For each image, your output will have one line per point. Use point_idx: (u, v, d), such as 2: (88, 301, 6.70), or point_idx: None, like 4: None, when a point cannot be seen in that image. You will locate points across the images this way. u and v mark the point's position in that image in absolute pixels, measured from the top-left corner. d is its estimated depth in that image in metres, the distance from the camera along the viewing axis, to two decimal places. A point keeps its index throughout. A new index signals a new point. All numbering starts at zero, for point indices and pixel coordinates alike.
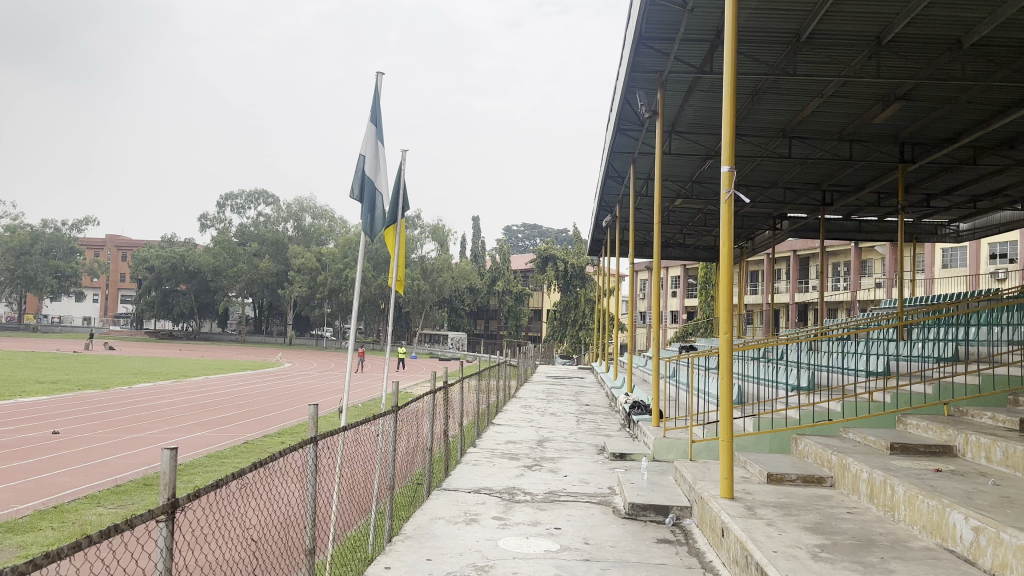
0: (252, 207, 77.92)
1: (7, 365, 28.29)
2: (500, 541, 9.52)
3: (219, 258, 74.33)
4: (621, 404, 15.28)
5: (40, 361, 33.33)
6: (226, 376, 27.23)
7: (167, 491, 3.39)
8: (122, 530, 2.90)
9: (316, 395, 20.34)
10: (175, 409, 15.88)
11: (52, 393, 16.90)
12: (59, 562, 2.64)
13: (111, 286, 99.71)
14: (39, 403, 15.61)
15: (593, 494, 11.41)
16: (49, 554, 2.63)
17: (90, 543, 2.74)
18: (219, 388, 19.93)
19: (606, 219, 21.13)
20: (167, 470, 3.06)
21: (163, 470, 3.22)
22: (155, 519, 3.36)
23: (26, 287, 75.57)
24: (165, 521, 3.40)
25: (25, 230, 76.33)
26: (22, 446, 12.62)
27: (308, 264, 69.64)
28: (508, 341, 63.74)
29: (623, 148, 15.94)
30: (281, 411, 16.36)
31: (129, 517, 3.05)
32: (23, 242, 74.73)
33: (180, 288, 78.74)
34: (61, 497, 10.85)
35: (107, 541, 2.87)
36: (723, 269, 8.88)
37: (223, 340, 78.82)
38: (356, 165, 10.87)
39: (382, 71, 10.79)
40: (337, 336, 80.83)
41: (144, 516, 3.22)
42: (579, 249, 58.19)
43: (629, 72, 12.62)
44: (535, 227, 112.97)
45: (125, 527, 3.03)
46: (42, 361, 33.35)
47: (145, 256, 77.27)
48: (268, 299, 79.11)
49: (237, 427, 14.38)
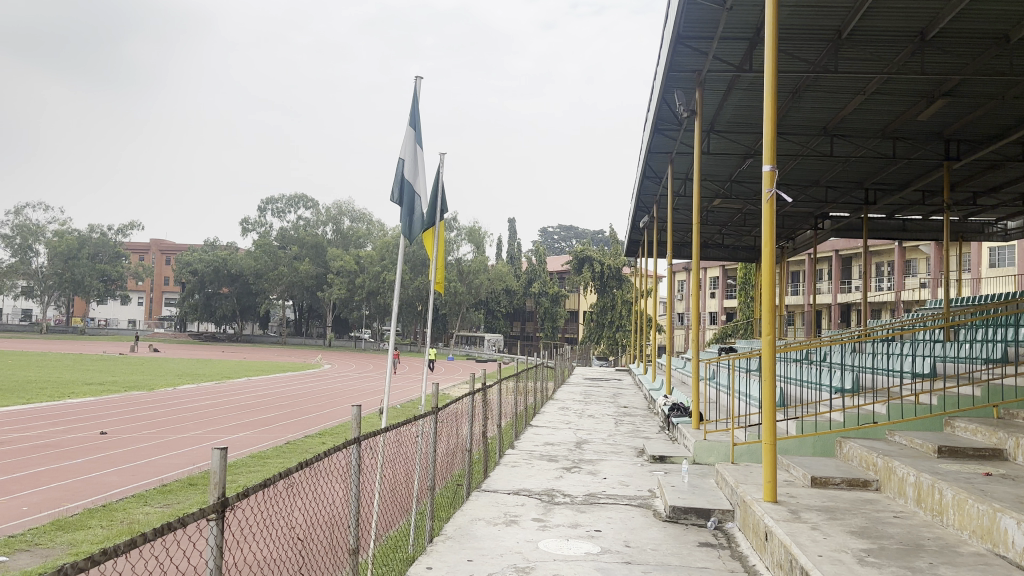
0: (292, 211, 78.91)
1: (57, 367, 29.02)
2: (540, 542, 9.50)
3: (260, 261, 75.49)
4: (661, 406, 15.16)
5: (90, 363, 34.17)
6: (268, 377, 27.62)
7: (216, 491, 3.47)
8: (175, 528, 2.97)
9: (356, 396, 20.58)
10: (219, 410, 16.16)
11: (99, 394, 17.30)
12: (115, 559, 2.71)
13: (155, 289, 101.84)
14: (87, 404, 16.02)
15: (632, 497, 11.33)
16: (106, 551, 2.68)
17: (145, 540, 2.82)
18: (261, 389, 20.26)
19: (643, 220, 21.02)
20: (219, 470, 3.15)
21: (215, 470, 3.30)
22: (206, 518, 3.45)
23: (73, 290, 77.43)
24: (215, 520, 3.48)
25: (73, 235, 78.14)
26: (71, 446, 12.92)
27: (349, 265, 70.99)
28: (545, 343, 63.68)
29: (660, 148, 15.85)
30: (322, 412, 16.54)
31: (181, 517, 3.14)
32: (71, 247, 76.54)
33: (222, 291, 80.11)
34: (109, 496, 11.07)
35: (162, 538, 2.94)
36: (765, 270, 8.76)
37: (264, 342, 79.99)
38: (395, 168, 10.96)
39: (421, 75, 10.88)
40: (375, 338, 81.53)
41: (194, 516, 3.29)
42: (617, 250, 57.97)
43: (667, 71, 12.53)
44: (571, 227, 112.75)
45: (176, 527, 3.12)
46: (91, 362, 34.20)
47: (188, 259, 78.85)
48: (308, 302, 80.06)
49: (278, 428, 14.56)
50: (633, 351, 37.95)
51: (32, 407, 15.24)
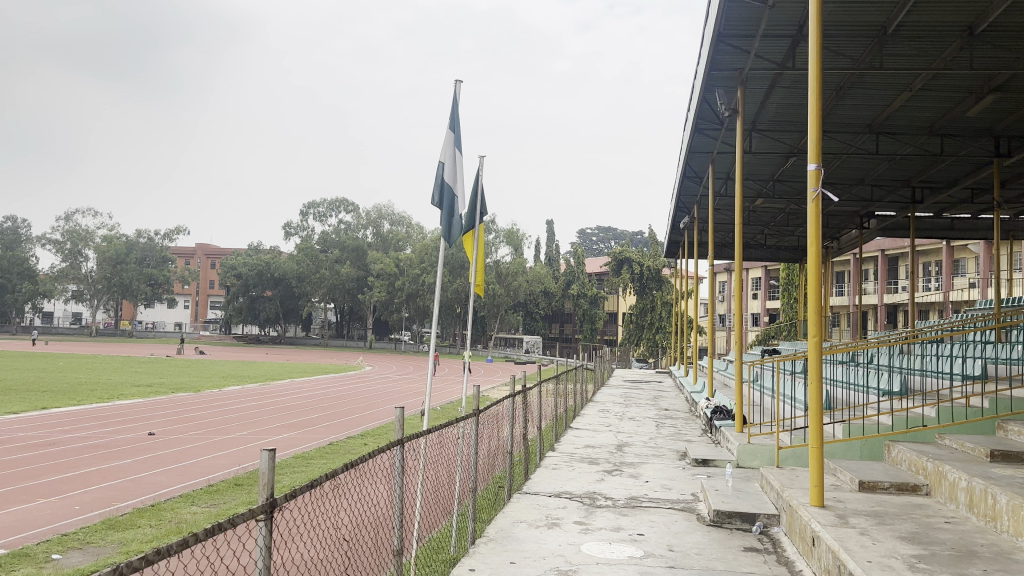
0: (333, 215, 79.79)
1: (108, 369, 29.78)
2: (582, 545, 9.45)
3: (303, 265, 76.58)
4: (703, 409, 14.99)
5: (140, 365, 34.94)
6: (311, 379, 27.96)
7: (266, 493, 3.50)
8: (227, 527, 3.01)
9: (397, 398, 20.73)
10: (263, 411, 16.41)
11: (148, 396, 17.67)
12: (170, 557, 2.75)
13: (201, 293, 103.91)
14: (135, 405, 16.38)
15: (676, 501, 11.21)
16: (161, 550, 2.73)
17: (196, 540, 2.86)
18: (303, 391, 20.49)
19: (684, 220, 20.85)
20: (266, 471, 3.19)
21: (265, 472, 3.32)
22: (255, 519, 3.49)
23: (122, 294, 79.28)
24: (264, 521, 3.51)
25: (121, 240, 79.97)
26: (121, 446, 13.22)
27: (387, 268, 71.34)
28: (585, 345, 63.52)
29: (701, 148, 15.70)
30: (363, 413, 16.68)
31: (231, 517, 3.18)
32: (119, 251, 78.34)
33: (266, 294, 81.39)
34: (159, 496, 11.30)
35: (213, 537, 2.99)
36: (810, 270, 8.61)
37: (306, 344, 81.10)
38: (435, 172, 11.03)
39: (461, 80, 10.96)
40: (416, 340, 82.03)
41: (244, 517, 3.32)
42: (656, 251, 57.57)
43: (708, 71, 12.39)
44: (609, 228, 112.33)
45: (227, 526, 3.14)
46: (142, 365, 34.98)
47: (233, 263, 80.28)
48: (349, 305, 80.93)
49: (321, 429, 14.73)
50: (674, 353, 37.66)
51: (83, 408, 15.63)
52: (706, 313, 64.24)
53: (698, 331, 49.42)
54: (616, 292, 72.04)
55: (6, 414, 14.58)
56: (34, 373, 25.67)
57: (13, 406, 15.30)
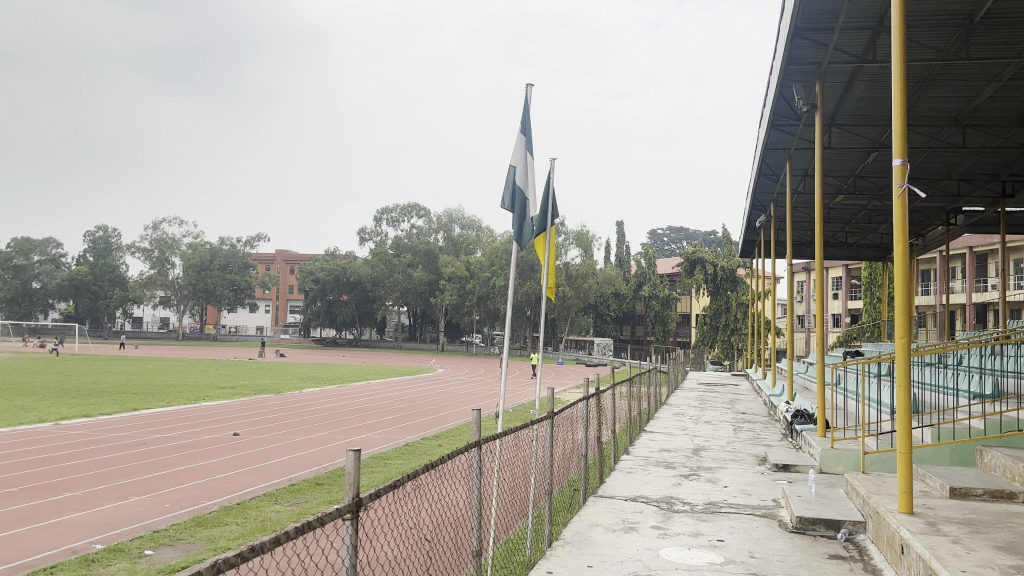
0: (406, 220, 81.15)
1: (196, 371, 30.97)
2: (661, 550, 9.33)
3: (377, 269, 78.17)
4: (782, 413, 14.62)
5: (225, 368, 36.26)
6: (388, 381, 28.48)
7: (352, 491, 3.66)
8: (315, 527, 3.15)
9: (471, 400, 20.91)
10: (342, 412, 16.78)
11: (232, 397, 18.29)
12: (262, 555, 2.90)
13: (281, 297, 107.29)
14: (220, 406, 16.99)
15: (756, 506, 10.96)
16: (254, 549, 2.84)
17: (287, 539, 3.01)
18: (380, 393, 20.87)
19: (760, 219, 20.40)
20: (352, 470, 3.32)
21: (350, 472, 3.40)
22: (341, 518, 3.63)
23: (207, 299, 82.43)
24: (350, 520, 3.64)
25: (206, 247, 83.19)
26: (208, 446, 13.71)
27: (458, 272, 72.04)
28: (657, 347, 62.89)
29: (778, 145, 15.32)
30: (438, 415, 16.86)
31: (318, 517, 3.33)
32: (204, 258, 81.48)
33: (342, 298, 83.30)
34: (243, 495, 11.67)
35: (302, 535, 3.15)
36: (897, 269, 8.27)
37: (381, 347, 82.76)
38: (506, 176, 11.07)
39: (532, 83, 10.99)
40: (487, 342, 82.64)
41: (332, 517, 3.45)
42: (730, 251, 56.54)
43: (784, 66, 12.07)
44: (682, 229, 110.89)
45: (314, 526, 3.29)
46: (226, 367, 36.28)
47: (311, 268, 82.67)
48: (422, 308, 82.16)
49: (397, 430, 14.96)
50: (750, 355, 36.89)
51: (171, 409, 16.28)
52: (783, 314, 62.72)
53: (775, 332, 48.32)
54: (689, 293, 71.07)
55: (102, 415, 15.31)
56: (129, 375, 26.97)
57: (108, 407, 16.07)
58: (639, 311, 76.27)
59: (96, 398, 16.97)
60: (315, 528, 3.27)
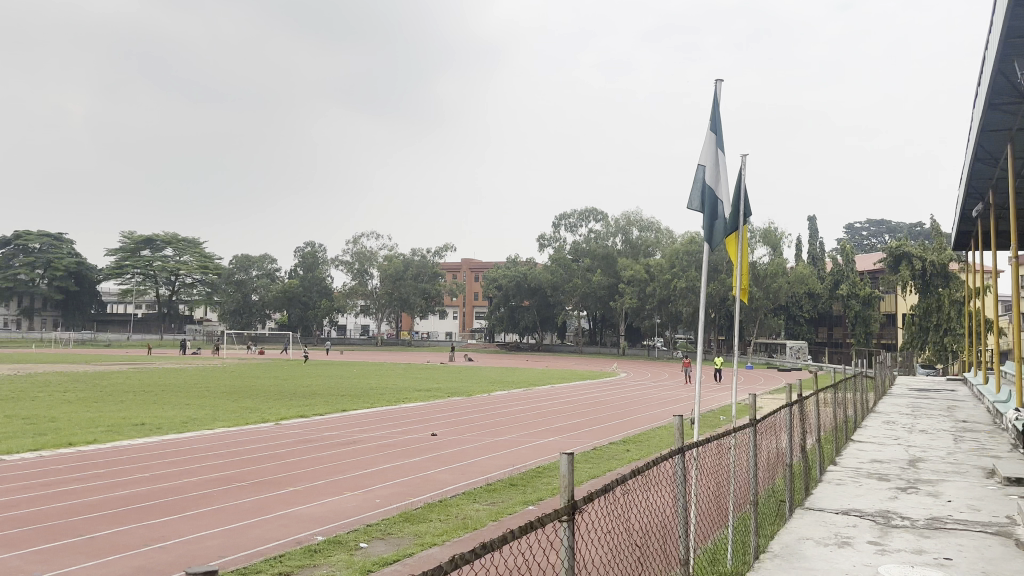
0: (584, 224, 81.78)
1: (397, 374, 32.93)
2: (880, 567, 8.71)
3: (557, 274, 79.20)
4: (1012, 421, 13.20)
5: (422, 371, 38.30)
6: (575, 385, 28.78)
7: (567, 494, 4.09)
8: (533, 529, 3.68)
9: (659, 405, 20.63)
10: (530, 415, 17.14)
11: (428, 399, 19.26)
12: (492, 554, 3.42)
13: (467, 304, 111.78)
14: (418, 408, 17.93)
15: (988, 524, 9.95)
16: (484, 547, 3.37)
17: (509, 538, 3.56)
18: (568, 397, 21.13)
19: (975, 208, 18.60)
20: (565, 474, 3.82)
21: (563, 479, 3.90)
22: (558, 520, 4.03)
23: (401, 306, 87.42)
24: (565, 523, 4.04)
25: (399, 258, 88.24)
26: (409, 446, 14.47)
27: (639, 274, 71.56)
28: (859, 350, 59.02)
29: (995, 125, 13.87)
30: (625, 419, 16.77)
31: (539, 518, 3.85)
32: (397, 269, 86.44)
33: (524, 304, 85.80)
34: (445, 493, 12.21)
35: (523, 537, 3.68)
36: None
37: (563, 351, 84.00)
38: (695, 175, 10.76)
39: (721, 80, 10.72)
40: (670, 346, 81.40)
41: (551, 517, 3.93)
42: (943, 244, 51.95)
43: (1005, 39, 10.88)
44: (881, 221, 103.32)
45: (534, 527, 3.82)
46: (423, 371, 38.30)
47: (494, 276, 85.69)
48: (602, 312, 82.35)
49: (586, 434, 15.04)
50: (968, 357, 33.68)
51: (374, 410, 17.41)
52: (1008, 312, 56.67)
53: (1000, 334, 43.79)
54: (893, 291, 66.11)
55: (315, 415, 16.66)
56: (338, 379, 29.20)
57: (319, 408, 17.45)
58: (835, 312, 71.96)
59: (309, 400, 18.50)
60: (535, 531, 3.79)
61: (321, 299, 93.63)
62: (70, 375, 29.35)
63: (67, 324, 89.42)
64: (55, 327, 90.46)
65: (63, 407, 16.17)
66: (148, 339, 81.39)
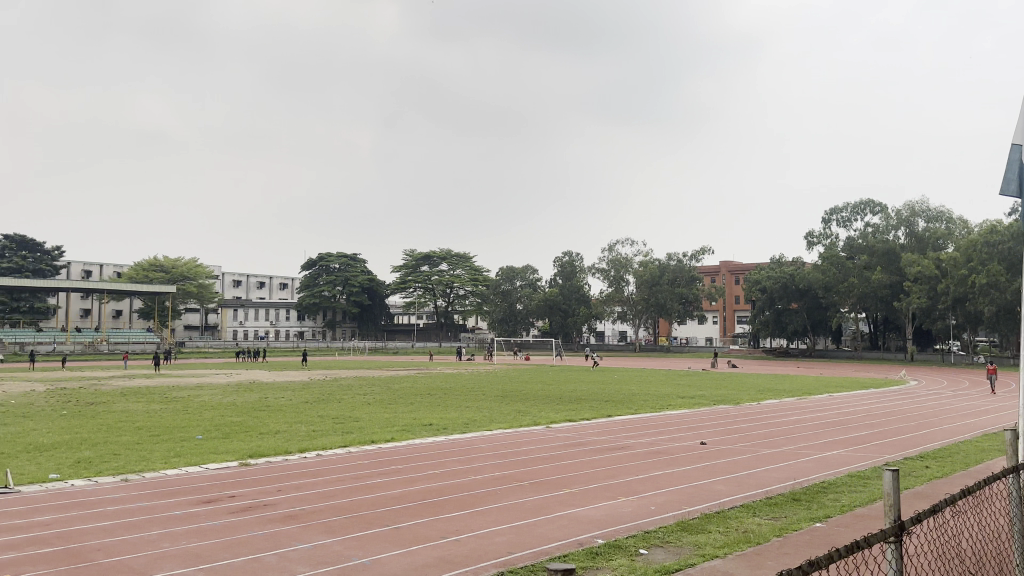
0: (859, 219, 75.80)
1: (661, 381, 32.74)
2: None
3: (829, 274, 73.91)
4: None
5: (686, 377, 37.72)
6: (857, 394, 26.58)
7: (891, 514, 4.42)
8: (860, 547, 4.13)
9: (961, 417, 18.34)
10: (806, 426, 16.10)
11: (694, 407, 18.90)
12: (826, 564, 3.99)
13: (728, 308, 108.43)
14: (684, 415, 17.66)
15: None
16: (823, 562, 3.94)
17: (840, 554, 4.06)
18: (850, 407, 19.53)
19: None
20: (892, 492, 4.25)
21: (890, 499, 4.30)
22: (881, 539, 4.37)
23: (658, 312, 84.81)
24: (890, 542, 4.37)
25: (655, 264, 86.21)
26: (679, 454, 14.24)
27: (929, 271, 64.74)
28: None
29: None
30: (919, 433, 15.14)
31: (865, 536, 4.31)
32: (654, 274, 84.26)
33: (792, 306, 81.48)
34: (723, 503, 11.81)
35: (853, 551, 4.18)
36: None
37: (838, 356, 78.42)
38: (1012, 156, 9.47)
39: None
40: (971, 350, 72.43)
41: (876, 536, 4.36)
42: None
43: None
44: None
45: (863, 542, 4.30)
46: (687, 377, 37.72)
47: (757, 278, 83.42)
48: (883, 314, 75.37)
49: (873, 449, 13.79)
50: None
51: (641, 416, 17.44)
52: None
53: None
54: None
55: (584, 419, 17.06)
56: (607, 384, 29.71)
57: (587, 413, 17.84)
58: None
59: (576, 404, 19.03)
60: (863, 548, 4.31)
61: (580, 307, 92.92)
62: (370, 379, 32.92)
63: (363, 334, 98.15)
64: (353, 336, 97.96)
65: (365, 407, 18.16)
66: (427, 347, 87.15)
